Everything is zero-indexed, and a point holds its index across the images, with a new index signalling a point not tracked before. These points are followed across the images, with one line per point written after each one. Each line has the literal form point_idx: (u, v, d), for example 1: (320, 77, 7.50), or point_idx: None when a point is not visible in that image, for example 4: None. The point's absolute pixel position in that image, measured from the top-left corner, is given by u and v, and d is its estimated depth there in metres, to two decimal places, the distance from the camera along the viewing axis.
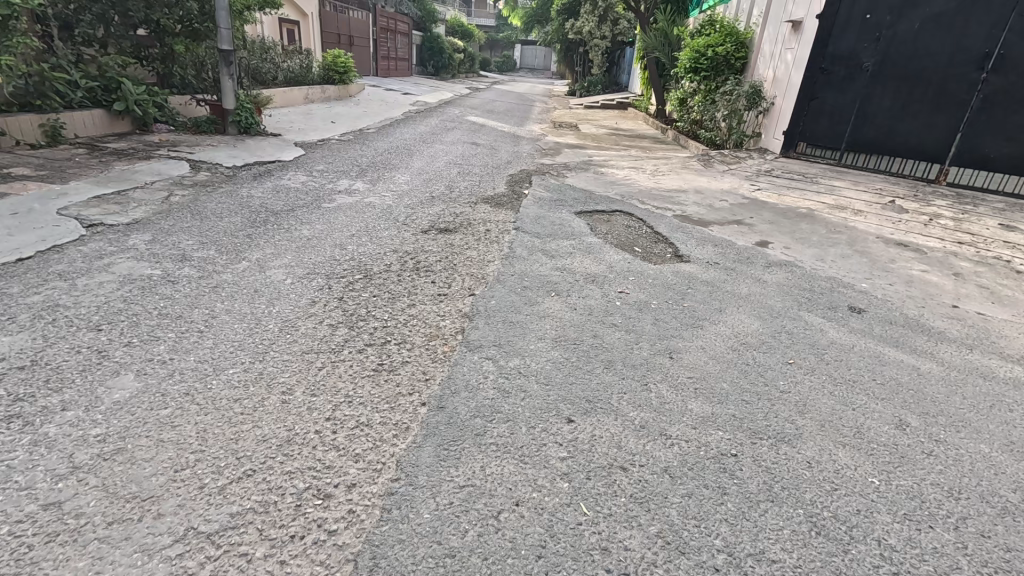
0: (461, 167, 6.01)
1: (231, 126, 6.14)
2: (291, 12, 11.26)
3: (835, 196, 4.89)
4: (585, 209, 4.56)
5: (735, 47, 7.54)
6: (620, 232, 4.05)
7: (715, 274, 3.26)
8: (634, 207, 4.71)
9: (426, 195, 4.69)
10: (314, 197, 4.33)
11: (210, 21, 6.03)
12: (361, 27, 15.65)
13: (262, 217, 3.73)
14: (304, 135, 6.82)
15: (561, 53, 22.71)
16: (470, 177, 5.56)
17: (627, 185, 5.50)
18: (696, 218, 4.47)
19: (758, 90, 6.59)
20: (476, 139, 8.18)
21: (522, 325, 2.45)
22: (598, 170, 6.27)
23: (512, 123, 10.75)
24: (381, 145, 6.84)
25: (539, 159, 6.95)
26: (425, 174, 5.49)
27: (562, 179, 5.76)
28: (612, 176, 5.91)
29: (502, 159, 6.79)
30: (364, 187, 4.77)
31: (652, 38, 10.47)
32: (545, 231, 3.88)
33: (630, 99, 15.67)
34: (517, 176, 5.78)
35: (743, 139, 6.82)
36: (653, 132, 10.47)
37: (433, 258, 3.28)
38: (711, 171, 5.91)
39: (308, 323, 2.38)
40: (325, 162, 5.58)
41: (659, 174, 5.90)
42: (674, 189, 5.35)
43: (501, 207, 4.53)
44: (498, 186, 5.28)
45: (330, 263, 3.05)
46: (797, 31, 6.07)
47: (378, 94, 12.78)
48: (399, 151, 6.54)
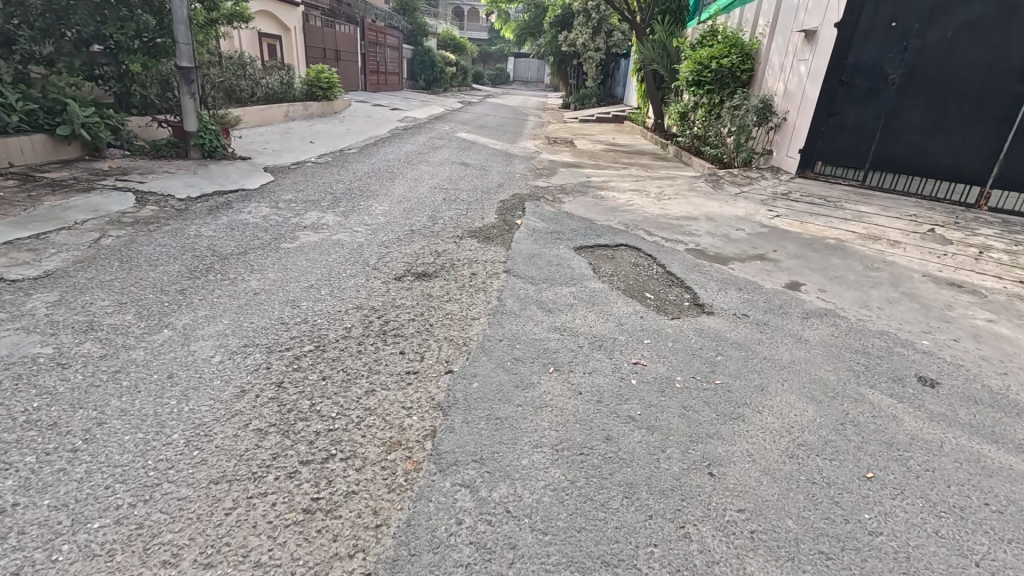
0: (447, 192, 5.46)
1: (194, 149, 5.61)
2: (272, 27, 10.79)
3: (865, 224, 4.36)
4: (586, 243, 4.01)
5: (741, 58, 7.08)
6: (626, 273, 3.50)
7: (746, 331, 2.71)
8: (640, 239, 4.17)
9: (404, 229, 4.14)
10: (275, 234, 3.78)
11: (169, 36, 5.51)
12: (348, 40, 15.19)
13: (207, 263, 3.17)
14: (278, 158, 6.30)
15: (555, 65, 22.36)
16: (456, 205, 5.01)
17: (630, 212, 4.96)
18: (712, 252, 3.93)
19: (768, 104, 6.12)
20: (465, 159, 7.67)
21: (513, 423, 1.88)
22: (597, 193, 5.73)
23: (505, 139, 10.26)
24: (361, 168, 6.30)
25: (533, 180, 6.42)
26: (405, 201, 4.95)
27: (558, 204, 5.22)
28: (613, 201, 5.37)
29: (492, 181, 6.25)
30: (336, 219, 4.22)
31: (651, 49, 10.02)
32: (539, 274, 3.33)
33: (626, 113, 15.27)
34: (508, 202, 5.24)
35: (752, 157, 6.33)
36: (653, 147, 9.99)
37: (405, 316, 2.71)
38: (721, 194, 5.40)
39: (228, 428, 1.80)
40: (296, 189, 5.04)
41: (664, 198, 5.37)
42: (682, 215, 4.81)
43: (490, 242, 3.99)
44: (487, 215, 4.74)
45: (275, 327, 2.48)
46: (812, 41, 5.59)
47: (366, 110, 12.30)
48: (381, 175, 6.01)
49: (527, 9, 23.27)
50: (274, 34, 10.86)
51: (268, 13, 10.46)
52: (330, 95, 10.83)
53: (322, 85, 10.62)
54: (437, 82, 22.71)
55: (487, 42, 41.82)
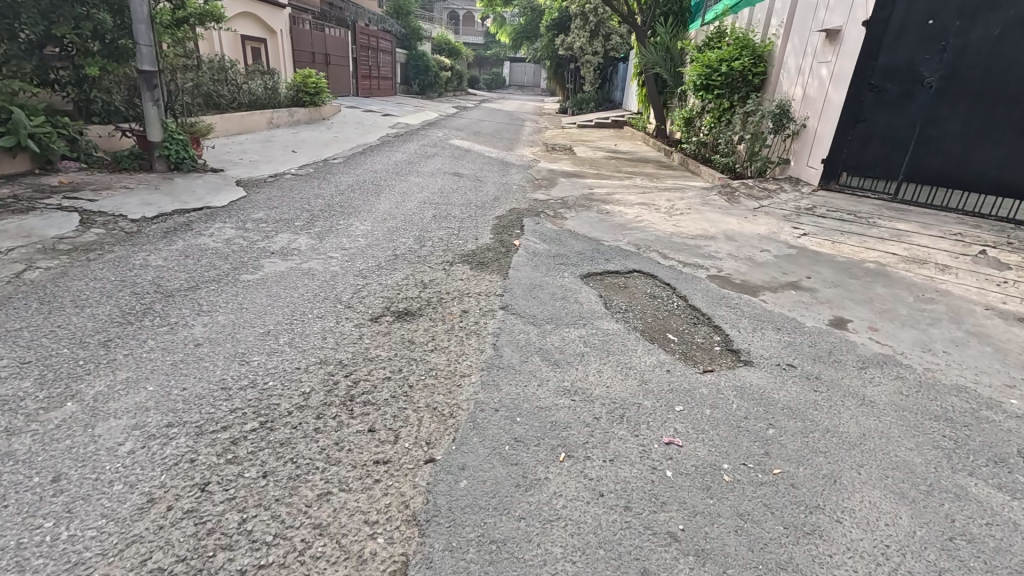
0: (437, 207, 4.97)
1: (159, 161, 5.10)
2: (256, 29, 10.30)
3: (905, 244, 3.89)
4: (593, 269, 3.53)
5: (753, 60, 6.62)
6: (641, 308, 3.02)
7: (796, 389, 2.22)
8: (654, 263, 3.69)
9: (387, 253, 3.64)
10: (236, 262, 3.28)
11: (128, 38, 4.99)
12: (338, 44, 14.70)
13: (147, 302, 2.66)
14: (254, 170, 5.80)
15: (551, 70, 21.95)
16: (447, 222, 4.53)
17: (639, 230, 4.49)
18: (737, 280, 3.45)
19: (785, 109, 5.66)
20: (459, 168, 7.19)
21: (513, 553, 1.37)
22: (602, 207, 5.25)
23: (501, 147, 9.79)
24: (345, 181, 5.80)
25: (533, 192, 5.95)
26: (390, 219, 4.46)
27: (560, 221, 4.74)
28: (620, 217, 4.89)
29: (487, 194, 5.77)
30: (310, 242, 3.72)
31: (653, 52, 9.58)
32: (542, 310, 2.84)
33: (626, 118, 14.86)
34: (505, 219, 4.75)
35: (768, 167, 5.87)
36: (656, 154, 9.53)
37: (379, 373, 2.22)
38: (738, 208, 4.93)
39: (115, 570, 1.29)
40: (269, 206, 4.55)
41: (676, 214, 4.90)
42: (698, 234, 4.33)
43: (485, 269, 3.49)
44: (482, 235, 4.25)
45: (213, 395, 1.97)
46: (836, 41, 5.13)
47: (355, 116, 11.81)
48: (366, 188, 5.52)
49: (523, 13, 22.87)
50: (259, 37, 10.37)
51: (251, 15, 9.97)
52: (318, 101, 10.36)
53: (309, 90, 10.13)
54: (432, 87, 22.25)
55: (482, 46, 41.44)
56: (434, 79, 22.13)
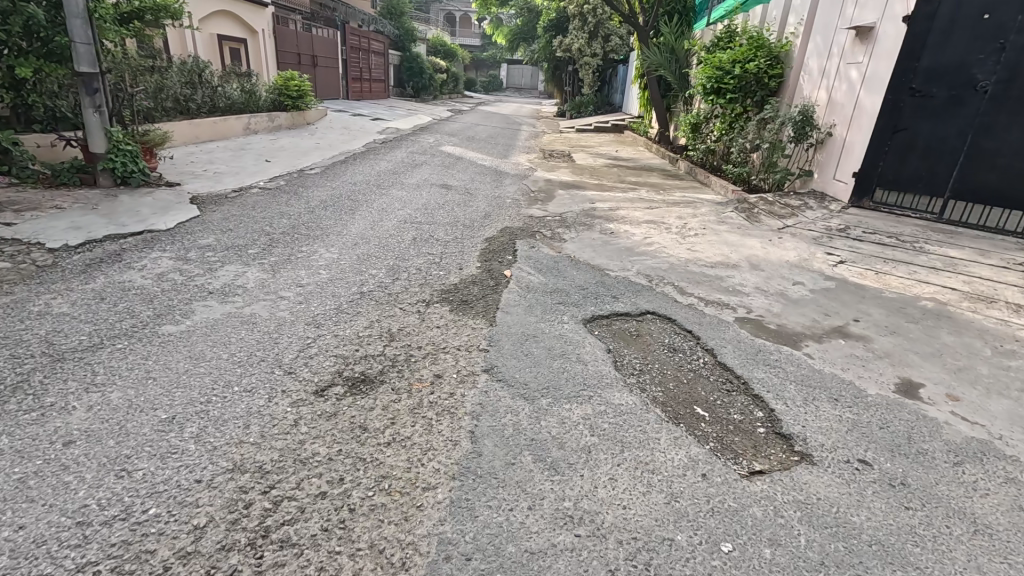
0: (419, 228, 4.38)
1: (103, 175, 4.50)
2: (236, 29, 9.73)
3: (964, 277, 3.31)
4: (598, 311, 2.94)
5: (769, 61, 6.05)
6: (660, 367, 2.43)
7: (880, 505, 1.63)
8: (670, 302, 3.10)
9: (351, 291, 3.05)
10: (162, 306, 2.68)
11: (65, 36, 4.33)
12: (327, 45, 14.12)
13: (23, 371, 2.06)
14: (217, 183, 5.20)
15: (549, 72, 21.41)
16: (428, 247, 3.93)
17: (649, 256, 3.90)
18: (771, 324, 2.87)
19: (809, 116, 5.10)
20: (448, 179, 6.60)
21: None
22: (605, 227, 4.67)
23: (496, 153, 9.21)
24: (319, 195, 5.22)
25: (528, 208, 5.37)
26: (362, 243, 3.88)
27: (557, 245, 4.15)
28: (627, 239, 4.31)
29: (477, 209, 5.19)
30: (260, 277, 3.13)
31: (656, 54, 8.96)
32: (536, 375, 2.25)
33: (626, 121, 14.31)
34: (495, 243, 4.17)
35: (788, 179, 5.30)
36: (660, 162, 8.95)
37: (312, 486, 1.62)
38: (759, 229, 4.35)
39: None
40: (223, 229, 3.95)
41: (689, 236, 4.32)
42: (717, 261, 3.76)
43: (468, 311, 2.90)
44: (467, 263, 3.67)
45: (59, 540, 1.37)
46: (867, 39, 4.58)
47: (343, 121, 11.22)
48: (341, 204, 4.93)
49: (520, 14, 22.37)
50: (239, 37, 9.81)
51: (230, 14, 9.41)
52: (301, 105, 9.78)
53: (291, 93, 9.54)
54: (426, 90, 21.67)
55: (480, 48, 40.90)
56: (428, 81, 21.57)
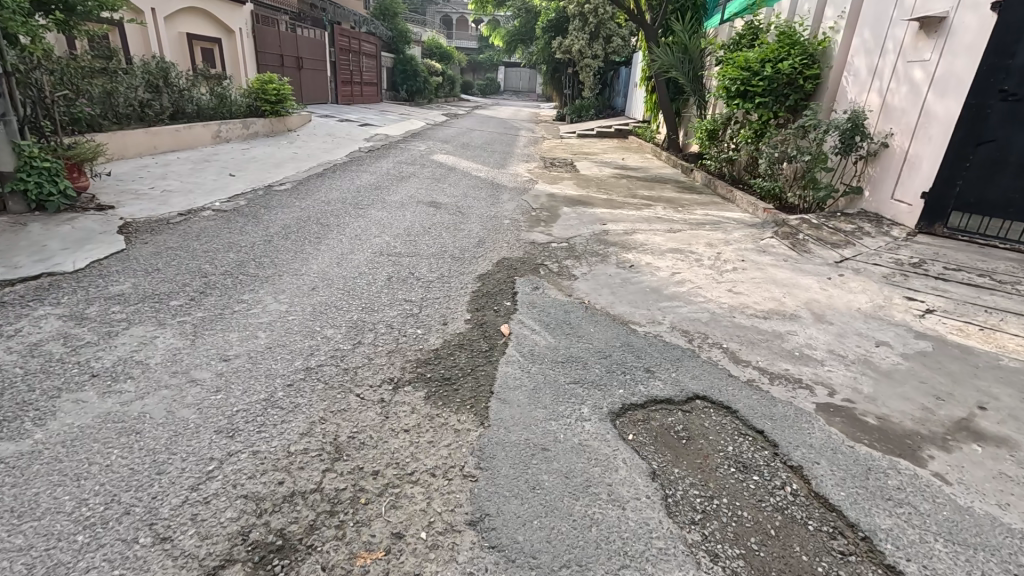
0: (397, 263, 3.59)
1: (13, 200, 3.71)
2: (211, 29, 8.95)
3: None
4: (628, 396, 2.15)
5: (805, 58, 5.29)
6: (730, 503, 1.65)
7: None
8: (721, 377, 2.32)
9: (294, 366, 2.26)
10: (15, 402, 1.89)
11: None
12: (314, 46, 13.35)
13: None
14: (163, 204, 4.41)
15: (547, 74, 20.63)
16: (406, 291, 3.14)
17: (683, 303, 3.11)
18: (867, 416, 2.08)
19: (859, 123, 4.36)
20: (437, 195, 5.84)
21: None
22: (622, 259, 3.88)
23: (492, 163, 8.43)
24: (282, 218, 4.43)
25: (529, 233, 4.58)
26: (322, 287, 3.09)
27: (567, 286, 3.37)
28: (651, 276, 3.52)
29: (469, 235, 4.39)
30: (173, 346, 2.33)
31: (666, 54, 8.22)
32: (548, 535, 1.46)
33: (630, 126, 13.60)
34: (490, 283, 3.40)
35: (833, 196, 4.56)
36: (672, 172, 8.21)
37: None
38: (811, 264, 3.58)
39: None
40: (149, 269, 3.16)
41: (726, 272, 3.54)
42: (769, 311, 2.97)
43: (450, 399, 2.11)
44: (453, 315, 2.88)
45: None
46: (934, 32, 3.84)
47: (329, 127, 10.45)
48: (307, 231, 4.14)
49: (517, 15, 21.60)
50: (214, 37, 9.03)
51: (203, 12, 8.64)
52: (281, 110, 9.00)
53: (269, 96, 8.76)
54: (420, 93, 20.88)
55: (476, 50, 40.11)
56: (423, 85, 20.85)
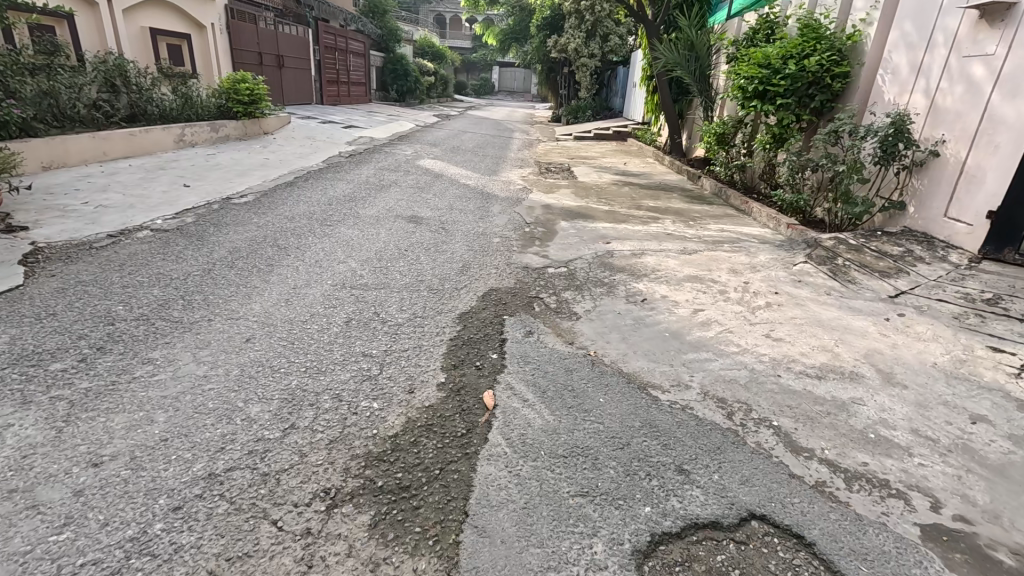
0: (360, 300, 2.95)
1: None
2: (178, 24, 8.29)
3: None
4: (658, 518, 1.53)
5: (833, 54, 4.70)
6: None
7: None
8: (780, 481, 1.69)
9: (191, 471, 1.63)
10: None
11: None
12: (297, 44, 12.68)
13: None
14: (92, 223, 3.76)
15: (542, 74, 20.00)
16: (366, 340, 2.51)
17: (713, 355, 2.49)
18: (999, 551, 1.47)
19: (903, 129, 3.77)
20: (419, 207, 5.21)
21: None
22: (632, 290, 3.26)
23: (483, 169, 7.81)
24: (233, 238, 3.79)
25: (522, 256, 3.96)
26: (259, 338, 2.45)
27: (566, 329, 2.75)
28: (669, 315, 2.90)
29: (451, 259, 3.77)
30: (28, 442, 1.69)
31: (670, 51, 7.64)
32: None
33: (629, 128, 13.03)
34: (472, 325, 2.77)
35: (870, 212, 3.98)
36: (677, 178, 7.61)
37: None
38: (861, 299, 2.96)
39: None
40: (42, 314, 2.51)
41: (759, 310, 2.93)
42: (823, 368, 2.36)
43: (407, 529, 1.48)
44: (422, 377, 2.25)
45: None
46: (999, 22, 3.27)
47: (310, 129, 9.79)
48: (259, 256, 3.50)
49: (511, 14, 20.94)
50: (183, 33, 8.37)
51: (168, 6, 7.98)
52: (255, 112, 8.36)
53: (242, 97, 8.11)
54: (410, 93, 20.22)
55: (469, 50, 39.42)
56: (414, 85, 20.23)
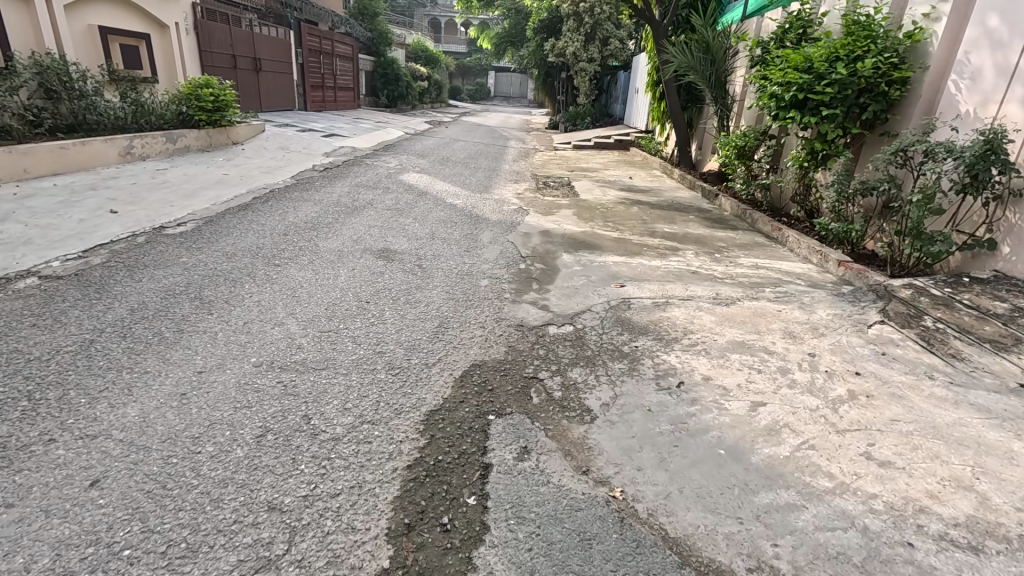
0: (288, 393, 2.12)
1: None
2: (135, 23, 7.49)
3: None
4: None
5: (891, 55, 3.91)
6: None
7: None
8: None
9: None
10: None
11: None
12: (279, 46, 11.85)
13: None
14: None
15: (538, 79, 19.28)
16: (279, 477, 1.67)
17: (797, 498, 1.67)
18: None
19: (998, 149, 2.98)
20: (395, 235, 4.39)
21: None
22: (662, 368, 2.44)
23: (474, 184, 7.00)
24: (144, 289, 2.95)
25: (515, 309, 3.14)
26: (113, 478, 1.62)
27: (578, 443, 1.93)
28: (721, 415, 2.08)
29: (425, 316, 2.95)
30: None
31: (683, 54, 6.88)
32: None
33: (631, 136, 12.28)
34: (444, 435, 1.95)
35: (950, 252, 3.19)
36: (690, 196, 6.82)
37: None
38: (980, 390, 2.16)
39: None
40: None
41: (843, 407, 2.11)
42: (972, 528, 1.55)
43: None
44: (353, 561, 1.42)
45: None
46: None
47: (287, 139, 8.98)
48: (169, 316, 2.67)
49: (506, 16, 20.17)
50: (141, 32, 7.56)
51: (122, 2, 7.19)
52: (220, 120, 7.56)
53: (206, 103, 7.30)
54: (402, 98, 19.39)
55: (464, 54, 38.71)
56: (406, 90, 19.45)
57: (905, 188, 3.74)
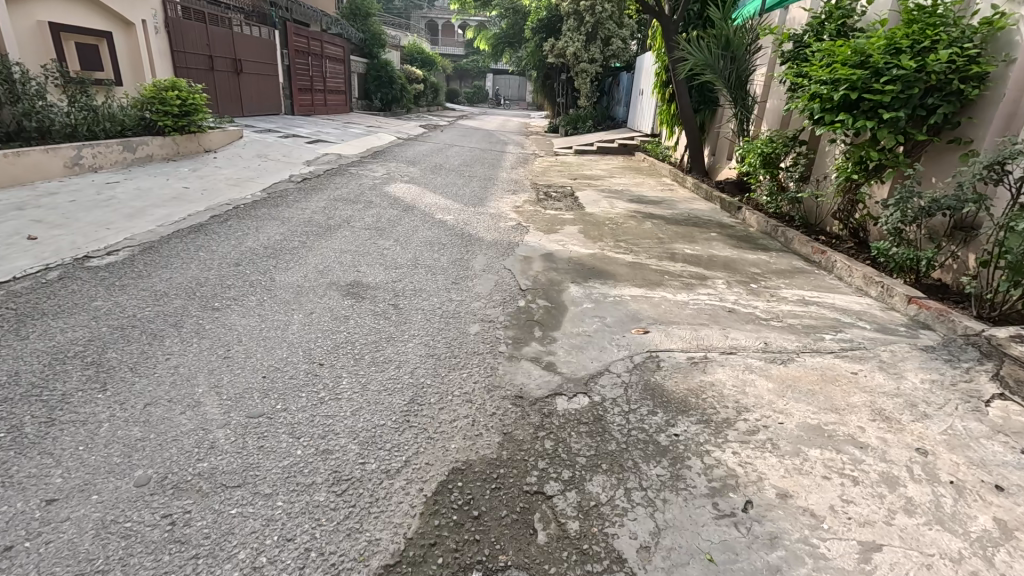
0: (172, 540, 1.42)
1: None
2: (94, 19, 6.81)
3: None
4: None
5: (967, 46, 3.23)
6: None
7: None
8: None
9: None
10: None
11: None
12: (262, 47, 11.17)
13: None
14: None
15: (537, 81, 18.64)
16: None
17: None
18: None
19: None
20: (369, 263, 3.71)
21: None
22: (720, 475, 1.75)
23: (468, 196, 6.32)
24: (26, 352, 2.26)
25: (513, 370, 2.44)
26: None
27: None
28: (821, 573, 1.39)
29: (396, 384, 2.26)
30: None
31: (699, 51, 6.22)
32: None
33: (636, 140, 11.62)
34: None
35: None
36: (708, 208, 6.15)
37: None
38: None
39: None
40: None
41: (999, 556, 1.42)
42: None
43: None
44: None
45: None
46: None
47: (267, 145, 8.30)
48: (44, 396, 1.98)
49: (503, 16, 19.53)
50: (100, 30, 6.88)
51: None
52: (188, 126, 6.90)
53: (170, 107, 6.59)
54: (396, 102, 18.72)
55: (461, 57, 38.09)
56: (400, 93, 18.78)
57: (984, 222, 3.20)
